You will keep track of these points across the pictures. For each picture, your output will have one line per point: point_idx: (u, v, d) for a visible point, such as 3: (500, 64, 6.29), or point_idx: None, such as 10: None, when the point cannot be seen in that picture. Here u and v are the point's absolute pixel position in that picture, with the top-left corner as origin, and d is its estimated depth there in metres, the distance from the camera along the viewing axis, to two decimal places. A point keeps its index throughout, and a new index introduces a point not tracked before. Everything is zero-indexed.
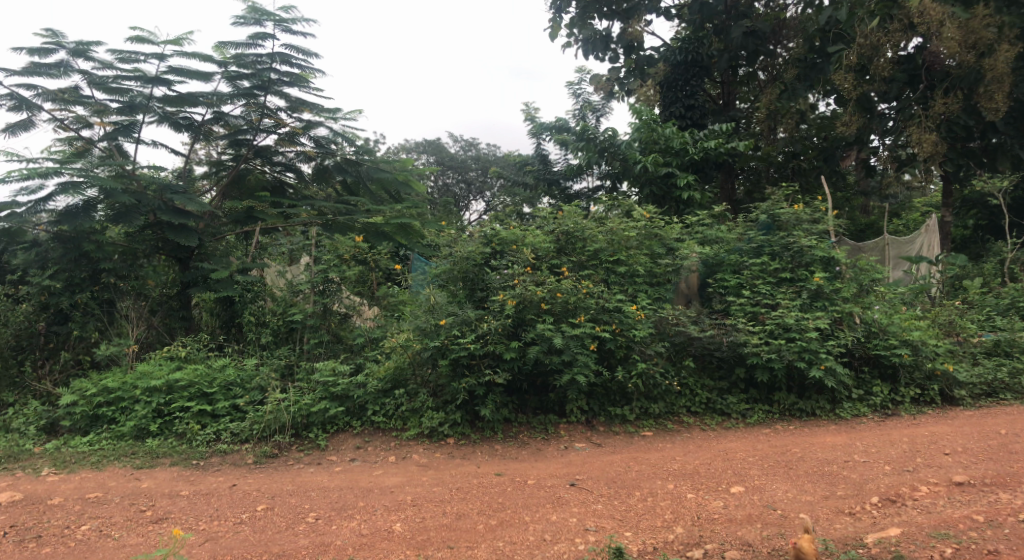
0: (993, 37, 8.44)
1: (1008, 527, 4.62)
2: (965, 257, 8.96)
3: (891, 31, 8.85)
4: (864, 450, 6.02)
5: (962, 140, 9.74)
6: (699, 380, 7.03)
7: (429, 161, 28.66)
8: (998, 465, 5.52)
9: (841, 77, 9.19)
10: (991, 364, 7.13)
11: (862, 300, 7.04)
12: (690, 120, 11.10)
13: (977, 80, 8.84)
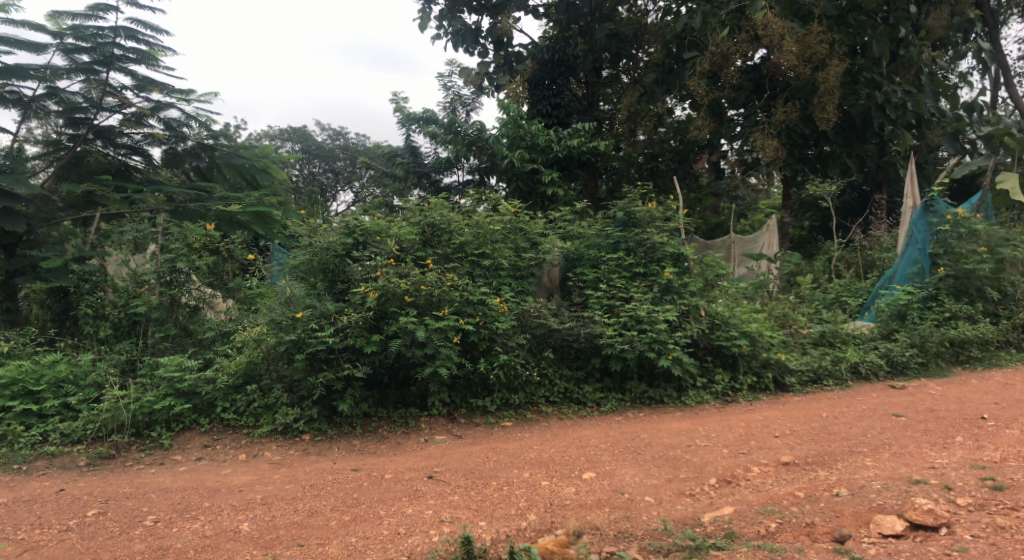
0: (825, 52, 9.12)
1: (824, 501, 5.23)
2: (799, 255, 9.62)
3: (738, 41, 9.38)
4: (706, 435, 6.41)
5: (799, 147, 10.44)
6: (558, 371, 7.15)
7: (294, 149, 27.64)
8: (818, 445, 6.08)
9: (695, 82, 9.73)
10: (817, 353, 7.48)
11: (708, 293, 7.43)
12: (556, 119, 11.37)
13: (812, 93, 9.58)
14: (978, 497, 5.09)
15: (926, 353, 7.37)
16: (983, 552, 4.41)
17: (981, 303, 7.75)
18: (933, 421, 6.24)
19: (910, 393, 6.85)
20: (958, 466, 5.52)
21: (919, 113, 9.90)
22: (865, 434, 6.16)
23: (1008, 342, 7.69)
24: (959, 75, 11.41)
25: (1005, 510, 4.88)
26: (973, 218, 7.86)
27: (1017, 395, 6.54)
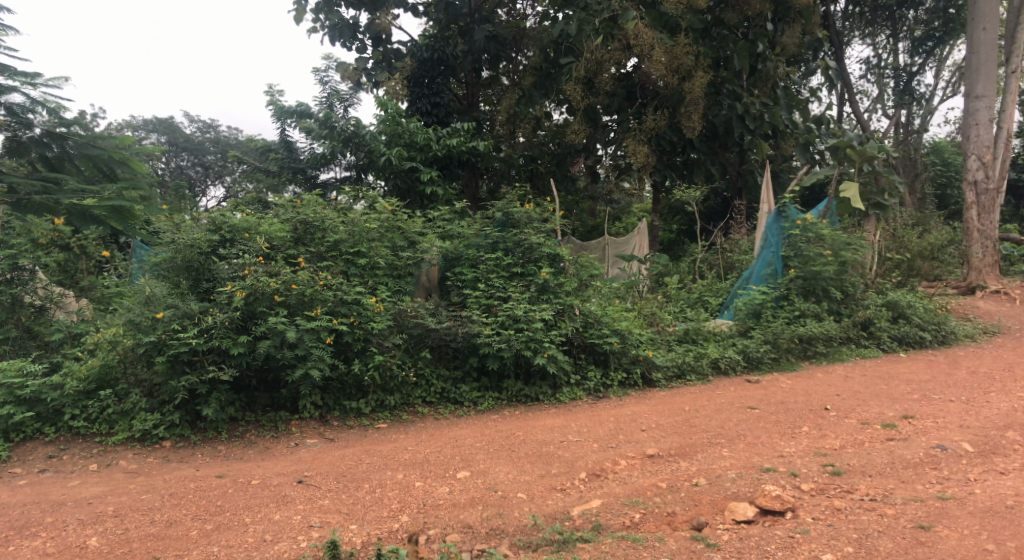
0: (691, 64, 9.58)
1: (685, 491, 5.56)
2: (667, 256, 10.10)
3: (611, 49, 9.71)
4: (578, 430, 6.59)
5: (668, 153, 11.14)
6: (435, 370, 7.12)
7: (159, 141, 26.38)
8: (681, 438, 6.39)
9: (571, 87, 10.06)
10: (682, 350, 7.85)
11: (581, 293, 7.63)
12: (435, 118, 11.34)
13: (678, 102, 10.16)
14: (820, 482, 5.61)
15: (778, 348, 7.85)
16: (822, 532, 4.93)
17: (826, 301, 8.36)
18: (783, 412, 6.72)
19: (764, 386, 7.30)
20: (803, 454, 6.02)
21: (774, 125, 10.43)
22: (723, 426, 6.54)
23: (850, 338, 8.24)
24: (811, 89, 12.33)
25: (841, 494, 5.43)
26: (819, 224, 8.59)
27: (855, 386, 7.16)
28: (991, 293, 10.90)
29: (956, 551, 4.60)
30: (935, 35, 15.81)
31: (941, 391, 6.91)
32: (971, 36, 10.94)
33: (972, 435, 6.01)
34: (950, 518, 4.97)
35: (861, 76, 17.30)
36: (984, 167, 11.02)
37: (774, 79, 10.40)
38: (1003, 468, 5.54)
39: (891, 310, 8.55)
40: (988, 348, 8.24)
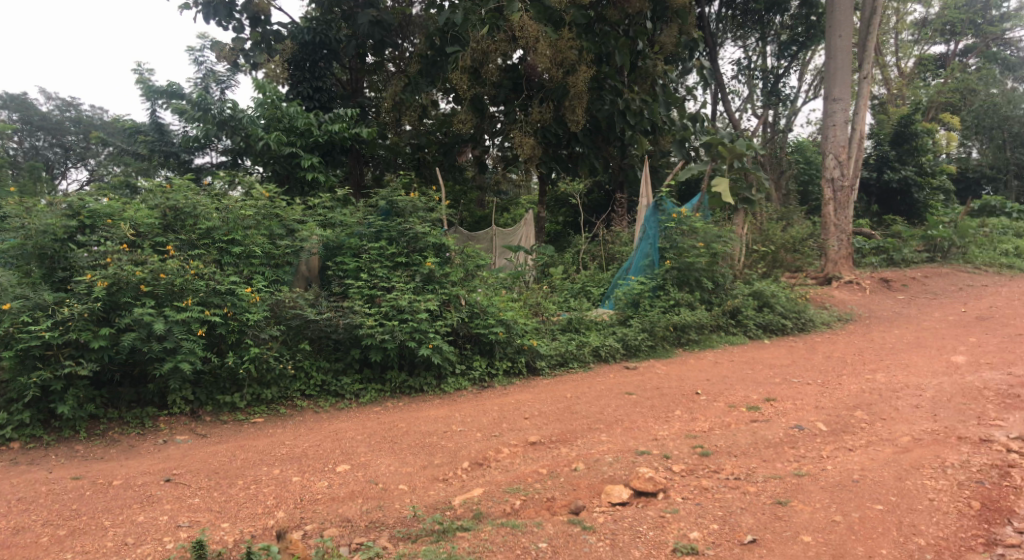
0: (574, 59, 9.82)
1: (564, 476, 5.74)
2: (552, 247, 10.31)
3: (497, 40, 9.78)
4: (462, 420, 6.62)
5: (553, 146, 11.31)
6: (315, 363, 6.94)
7: (7, 119, 24.22)
8: (563, 424, 6.55)
9: (458, 76, 10.00)
10: (565, 338, 8.00)
11: (467, 283, 7.64)
12: (317, 103, 11.40)
13: (564, 95, 10.22)
14: (690, 463, 5.93)
15: (654, 336, 8.16)
16: (690, 511, 5.26)
17: (698, 291, 8.76)
18: (658, 397, 6.98)
19: (641, 372, 7.58)
20: (675, 436, 6.32)
21: (653, 121, 11.09)
22: (602, 411, 6.75)
23: (720, 326, 8.68)
24: (688, 88, 12.93)
25: (709, 473, 5.78)
26: (693, 217, 8.93)
27: (722, 370, 7.56)
28: (845, 284, 11.40)
29: (808, 523, 5.07)
30: (799, 39, 16.75)
31: (799, 374, 7.43)
32: (828, 42, 11.41)
33: (826, 415, 6.48)
34: (805, 493, 5.43)
35: (733, 77, 18.04)
36: (840, 166, 11.52)
37: (653, 77, 10.93)
38: (850, 445, 6.03)
39: (757, 299, 9.09)
40: (841, 333, 8.91)
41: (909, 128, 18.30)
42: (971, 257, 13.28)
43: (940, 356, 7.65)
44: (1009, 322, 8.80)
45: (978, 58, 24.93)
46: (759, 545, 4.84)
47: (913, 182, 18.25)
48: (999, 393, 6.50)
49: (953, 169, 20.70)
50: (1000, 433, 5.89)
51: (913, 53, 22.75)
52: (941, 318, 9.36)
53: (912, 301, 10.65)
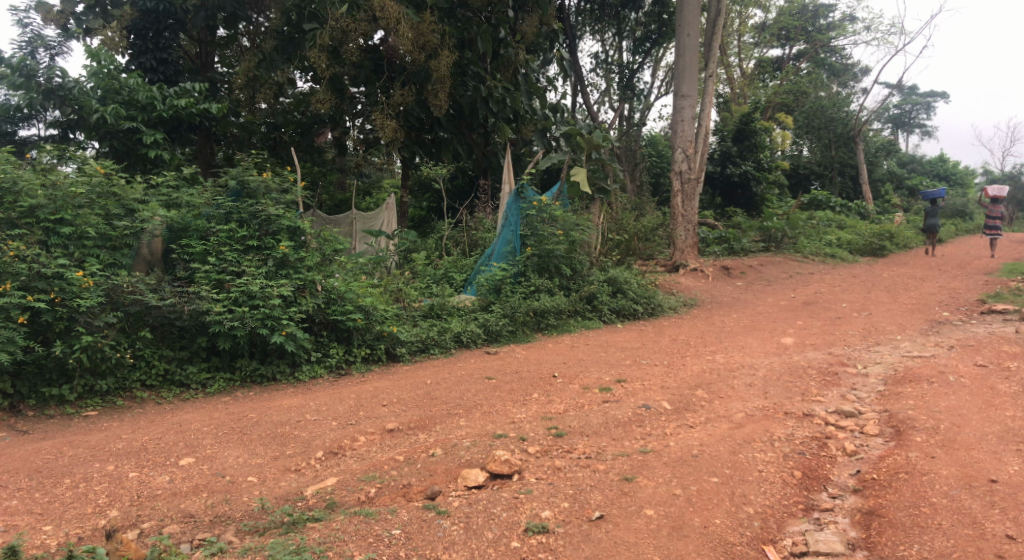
0: (437, 43, 9.79)
1: (421, 462, 5.73)
2: (414, 232, 10.21)
3: (357, 19, 9.64)
4: (316, 409, 6.45)
5: (417, 130, 11.19)
6: (156, 351, 6.53)
7: None
8: (421, 410, 6.55)
9: (315, 53, 9.75)
10: (426, 325, 7.94)
11: (324, 268, 7.46)
12: (162, 75, 11.73)
13: (426, 78, 10.25)
14: (545, 444, 6.08)
15: (515, 322, 8.30)
16: (542, 491, 5.38)
17: (557, 277, 9.07)
18: (516, 381, 7.11)
19: (501, 356, 7.70)
20: (531, 419, 6.46)
21: (515, 109, 11.35)
22: (461, 397, 6.79)
23: (577, 311, 8.95)
24: (548, 77, 13.36)
25: (562, 453, 5.94)
26: (553, 205, 9.34)
27: (578, 354, 7.82)
28: (691, 272, 11.91)
29: (651, 498, 5.33)
30: (652, 36, 17.58)
31: (648, 356, 7.82)
32: (679, 40, 11.98)
33: (670, 395, 6.84)
34: (649, 469, 5.70)
35: (592, 70, 18.53)
36: (687, 160, 12.05)
37: (514, 64, 11.18)
38: (691, 422, 6.41)
39: (611, 285, 9.46)
40: (685, 317, 9.50)
41: (749, 125, 19.68)
42: (801, 247, 14.41)
43: (771, 338, 8.35)
44: (829, 307, 9.76)
45: (809, 62, 26.78)
46: (606, 521, 5.06)
47: (751, 176, 19.57)
48: (820, 371, 7.23)
49: (787, 168, 22.04)
50: (819, 408, 6.54)
51: (754, 54, 24.77)
52: (773, 303, 10.22)
53: (749, 288, 11.44)
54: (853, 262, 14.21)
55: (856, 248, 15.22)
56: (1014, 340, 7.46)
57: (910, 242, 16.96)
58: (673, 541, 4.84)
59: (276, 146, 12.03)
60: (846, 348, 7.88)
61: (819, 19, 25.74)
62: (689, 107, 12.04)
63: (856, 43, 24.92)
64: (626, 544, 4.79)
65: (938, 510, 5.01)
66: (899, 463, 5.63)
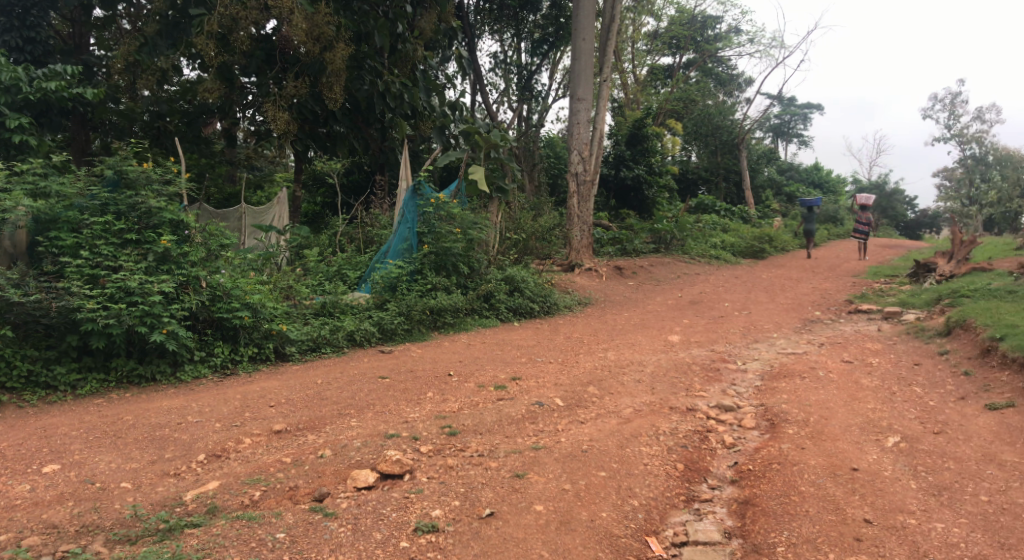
0: (332, 35, 9.59)
1: (309, 463, 5.58)
2: (307, 229, 9.98)
3: (248, 8, 9.37)
4: (198, 411, 6.18)
5: (310, 124, 10.96)
6: (20, 351, 6.09)
7: None
8: (311, 410, 6.40)
9: (203, 41, 9.29)
10: (317, 323, 7.76)
11: (210, 264, 7.17)
12: (29, 55, 11.29)
13: (320, 71, 10.02)
14: (437, 443, 6.05)
15: (411, 320, 8.26)
16: (433, 490, 5.35)
17: (454, 276, 9.09)
18: (411, 380, 7.06)
19: (396, 355, 7.64)
20: (425, 418, 6.42)
21: (413, 106, 11.33)
22: (353, 397, 6.67)
23: (474, 309, 9.02)
24: (447, 75, 13.42)
25: (455, 452, 5.94)
26: (450, 203, 9.33)
27: (474, 352, 7.88)
28: (585, 271, 12.12)
29: (541, 493, 5.39)
30: (549, 39, 17.93)
31: (542, 353, 7.96)
32: (574, 44, 12.31)
33: (563, 391, 6.97)
34: (540, 466, 5.77)
35: (490, 70, 18.57)
36: (583, 161, 12.33)
37: (412, 60, 11.21)
38: (581, 418, 6.54)
39: (508, 284, 9.57)
40: (580, 316, 9.73)
41: (641, 130, 20.24)
42: (689, 248, 15.06)
43: (659, 336, 8.70)
44: (712, 306, 10.29)
45: (698, 71, 27.51)
46: (496, 518, 5.08)
47: (643, 179, 20.36)
48: (703, 368, 7.57)
49: (676, 172, 23.36)
50: (701, 403, 6.82)
51: (647, 61, 25.12)
52: (662, 303, 10.66)
53: (640, 287, 11.83)
54: (735, 264, 15.01)
55: (738, 250, 16.06)
56: (876, 337, 8.31)
57: (788, 245, 17.94)
58: (560, 536, 4.92)
59: (160, 135, 12.03)
60: (728, 346, 8.31)
61: (707, 30, 26.35)
62: (585, 110, 12.39)
63: (742, 55, 26.17)
64: (515, 540, 4.83)
65: (806, 497, 5.31)
66: (773, 454, 5.94)
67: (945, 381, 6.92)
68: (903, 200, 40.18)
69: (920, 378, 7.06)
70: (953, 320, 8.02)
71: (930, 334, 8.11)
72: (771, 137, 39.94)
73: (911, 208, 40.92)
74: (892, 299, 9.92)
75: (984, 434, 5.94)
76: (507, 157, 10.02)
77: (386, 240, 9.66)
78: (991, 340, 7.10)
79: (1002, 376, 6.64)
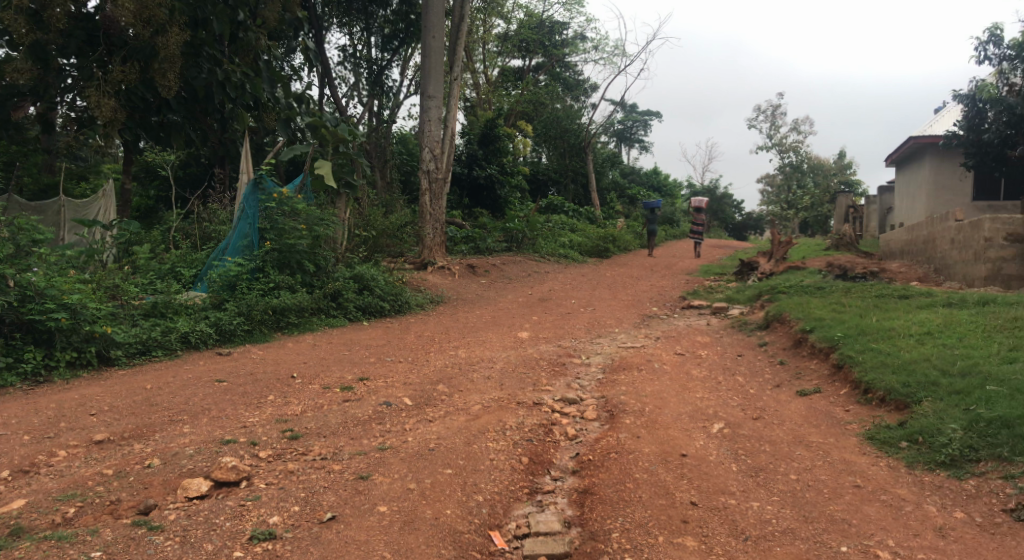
0: (164, 18, 9.15)
1: (133, 475, 5.20)
2: (136, 224, 9.36)
3: None
4: (4, 423, 5.63)
5: (140, 111, 10.28)
6: None
7: None
8: (138, 418, 5.97)
9: (9, 15, 8.64)
10: (146, 325, 7.33)
11: (19, 262, 6.74)
12: None
13: (151, 56, 9.48)
14: (278, 448, 5.82)
15: (251, 320, 7.98)
16: (271, 496, 5.15)
17: (299, 274, 8.90)
18: (250, 383, 6.80)
19: (234, 358, 7.33)
20: (265, 422, 6.17)
21: (255, 97, 10.97)
22: (186, 402, 6.31)
23: (320, 308, 8.85)
24: (293, 67, 13.11)
25: (296, 456, 5.73)
26: (295, 199, 9.16)
27: (320, 352, 7.74)
28: (438, 269, 12.15)
29: (385, 494, 5.28)
30: (400, 35, 17.86)
31: (391, 353, 7.96)
32: (423, 42, 12.31)
33: (412, 391, 6.97)
34: (385, 466, 5.66)
35: (338, 63, 18.12)
36: (435, 159, 12.43)
37: (255, 50, 10.86)
38: (430, 417, 6.52)
39: (357, 282, 9.47)
40: (431, 315, 9.79)
41: (492, 130, 21.18)
42: (539, 247, 15.60)
43: (509, 333, 8.99)
44: (560, 303, 10.76)
45: (546, 74, 28.09)
46: (337, 521, 4.92)
47: (496, 179, 20.71)
48: (549, 362, 7.85)
49: (524, 172, 24.19)
50: (547, 396, 7.02)
51: (497, 63, 25.92)
52: (512, 300, 11.00)
53: (491, 285, 12.11)
54: (581, 262, 15.80)
55: (585, 249, 16.84)
56: (705, 331, 9.15)
57: (630, 244, 19.10)
58: (402, 535, 4.81)
59: None
60: (573, 341, 8.72)
61: (556, 35, 26.77)
62: (435, 108, 12.41)
63: (586, 60, 27.31)
64: (356, 543, 4.68)
65: (640, 484, 5.55)
66: (612, 444, 6.19)
67: (764, 369, 7.76)
68: (732, 203, 44.05)
69: (742, 367, 7.86)
70: (772, 314, 8.99)
71: (752, 326, 9.08)
72: (616, 140, 41.64)
73: (739, 210, 44.95)
74: (720, 295, 10.88)
75: (795, 418, 6.55)
76: (357, 152, 9.94)
77: (225, 236, 9.38)
78: (802, 332, 8.10)
79: (812, 363, 7.57)
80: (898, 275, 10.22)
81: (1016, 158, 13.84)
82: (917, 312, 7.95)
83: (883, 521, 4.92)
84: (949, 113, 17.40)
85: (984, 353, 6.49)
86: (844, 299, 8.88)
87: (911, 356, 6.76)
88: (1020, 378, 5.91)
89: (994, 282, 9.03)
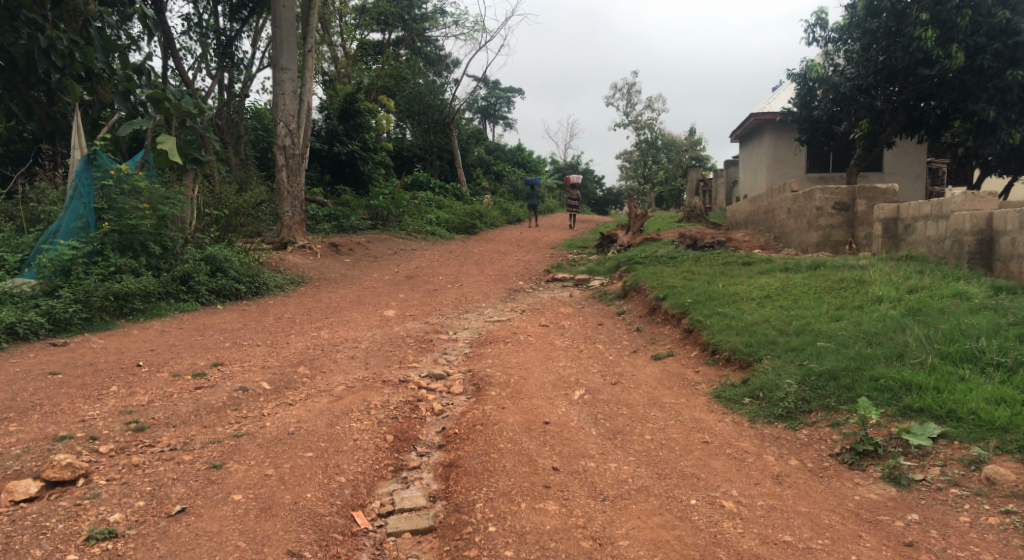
0: None
1: None
2: None
3: None
4: None
5: None
6: None
7: None
8: None
9: None
10: None
11: None
12: None
13: None
14: (121, 441, 5.43)
15: (89, 308, 7.46)
16: (113, 492, 4.81)
17: (143, 257, 8.46)
18: (90, 374, 6.36)
19: (71, 348, 6.83)
20: (107, 414, 5.76)
21: (87, 66, 10.13)
22: (12, 398, 5.79)
23: (168, 292, 8.46)
24: (130, 35, 12.22)
25: (142, 449, 5.36)
26: (135, 176, 8.69)
27: (169, 339, 7.35)
28: (297, 249, 11.83)
29: (240, 482, 5.03)
30: (248, 4, 17.23)
31: (249, 336, 7.72)
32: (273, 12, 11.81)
33: (270, 374, 6.76)
34: (241, 453, 5.39)
35: (182, 32, 17.03)
36: (291, 134, 12.08)
37: (85, 15, 10.00)
38: (290, 400, 6.33)
39: (209, 264, 9.12)
40: (290, 296, 9.61)
41: (354, 106, 20.70)
42: (404, 225, 15.49)
43: (375, 312, 8.93)
44: (427, 280, 10.79)
45: (407, 48, 27.83)
46: (186, 514, 4.65)
47: (359, 155, 20.44)
48: (415, 339, 7.87)
49: (390, 149, 24.04)
50: (413, 373, 7.03)
51: (356, 35, 25.11)
52: (378, 279, 10.90)
53: (357, 264, 11.98)
54: (448, 239, 15.93)
55: (452, 226, 17.00)
56: (568, 303, 9.47)
57: (496, 221, 19.37)
58: (259, 523, 4.60)
59: None
60: (440, 317, 8.79)
61: (414, 9, 26.62)
62: (289, 81, 12.04)
63: (446, 36, 27.14)
64: (208, 535, 4.44)
65: (503, 453, 5.56)
66: (477, 417, 6.21)
67: (622, 336, 8.13)
68: (593, 180, 46.05)
69: (602, 336, 8.18)
70: (629, 284, 9.41)
71: (612, 297, 9.49)
72: (479, 118, 41.75)
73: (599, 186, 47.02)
74: (582, 267, 11.27)
75: (650, 382, 6.88)
76: (206, 127, 9.58)
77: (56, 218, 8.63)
78: (657, 300, 8.53)
79: (665, 329, 8.00)
80: (743, 245, 11.03)
81: (841, 133, 15.36)
82: (758, 278, 8.54)
83: (728, 473, 5.21)
84: (786, 90, 18.76)
85: (816, 313, 7.04)
86: (695, 268, 9.37)
87: (753, 319, 7.25)
88: (845, 333, 6.47)
89: (824, 247, 9.84)
